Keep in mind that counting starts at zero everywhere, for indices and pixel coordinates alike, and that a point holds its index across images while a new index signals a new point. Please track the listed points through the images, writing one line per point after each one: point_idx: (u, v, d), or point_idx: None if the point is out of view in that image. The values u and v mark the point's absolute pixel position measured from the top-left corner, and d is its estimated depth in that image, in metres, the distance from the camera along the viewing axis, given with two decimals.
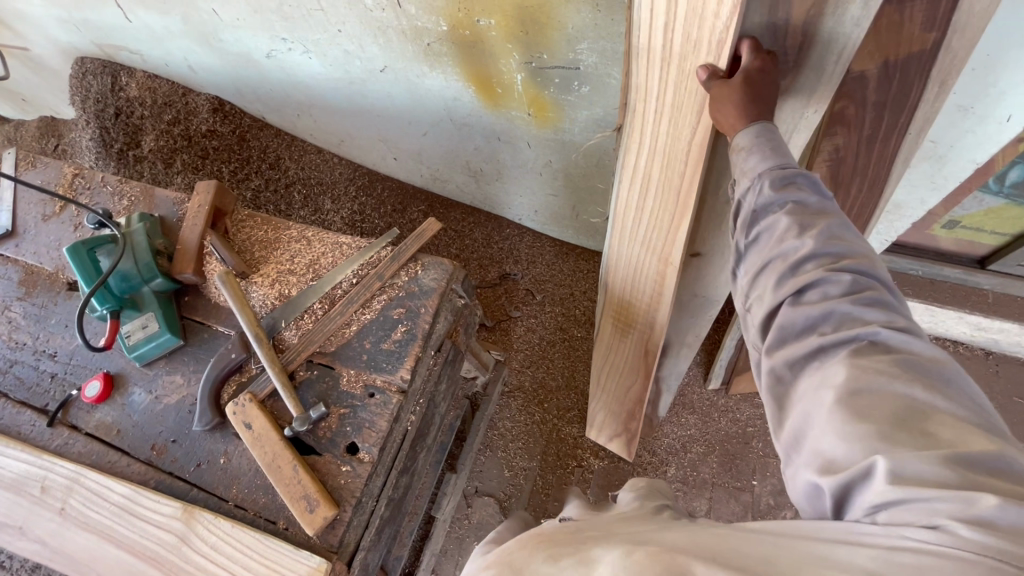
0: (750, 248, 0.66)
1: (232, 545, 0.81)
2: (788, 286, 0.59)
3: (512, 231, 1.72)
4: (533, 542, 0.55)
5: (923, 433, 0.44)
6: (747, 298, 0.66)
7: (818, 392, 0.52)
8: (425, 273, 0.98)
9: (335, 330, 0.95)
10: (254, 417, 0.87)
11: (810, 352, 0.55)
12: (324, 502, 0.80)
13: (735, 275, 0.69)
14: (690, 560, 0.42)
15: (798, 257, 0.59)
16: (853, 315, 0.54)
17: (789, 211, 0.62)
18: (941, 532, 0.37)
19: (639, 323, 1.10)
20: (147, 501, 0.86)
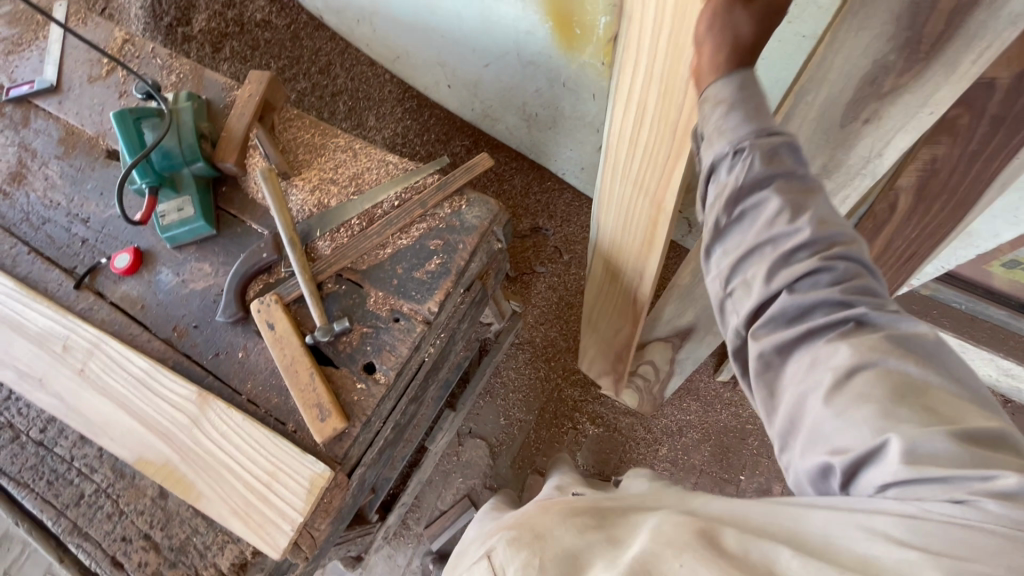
0: (729, 227, 0.59)
1: (240, 437, 0.82)
2: (784, 271, 0.54)
3: (552, 185, 1.67)
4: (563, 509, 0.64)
5: (924, 412, 0.45)
6: (726, 285, 0.60)
7: (815, 375, 0.51)
8: (468, 209, 0.95)
9: (369, 249, 0.93)
10: (279, 320, 0.87)
11: (800, 336, 0.53)
12: (336, 414, 0.81)
13: (709, 253, 0.62)
14: (721, 528, 0.49)
15: (790, 244, 0.54)
16: (845, 299, 0.52)
17: (777, 186, 0.55)
18: (967, 507, 0.39)
19: (629, 268, 1.04)
20: (164, 379, 0.87)
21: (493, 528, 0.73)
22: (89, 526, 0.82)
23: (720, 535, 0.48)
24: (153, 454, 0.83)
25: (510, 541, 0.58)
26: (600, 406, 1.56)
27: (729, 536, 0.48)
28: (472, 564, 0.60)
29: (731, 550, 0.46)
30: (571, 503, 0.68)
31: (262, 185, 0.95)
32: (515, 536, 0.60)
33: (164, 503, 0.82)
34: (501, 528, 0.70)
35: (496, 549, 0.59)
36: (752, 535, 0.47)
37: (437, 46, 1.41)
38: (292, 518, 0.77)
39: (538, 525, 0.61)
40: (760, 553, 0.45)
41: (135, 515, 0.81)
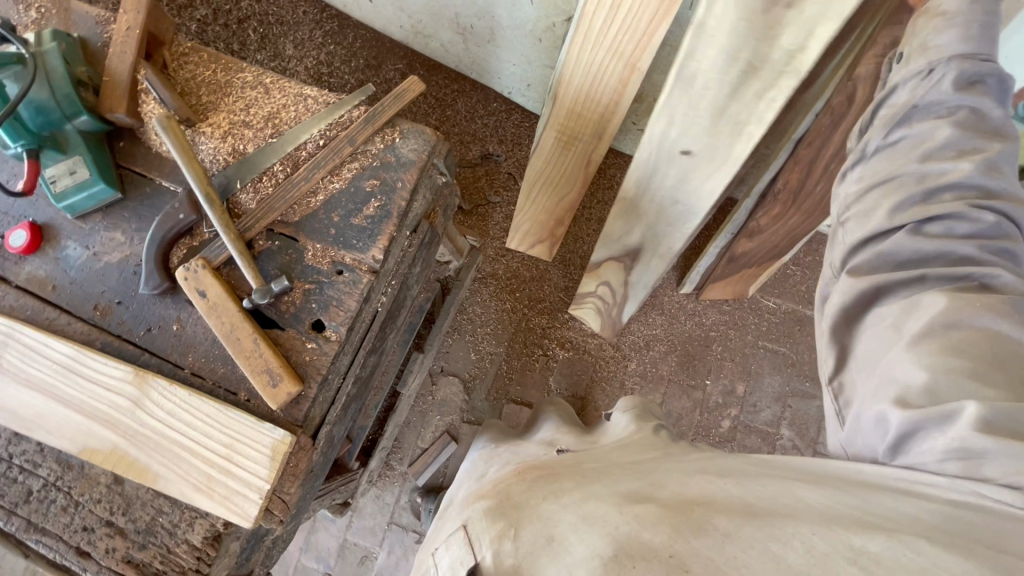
0: (879, 151, 0.67)
1: (189, 412, 0.77)
2: (928, 211, 0.59)
3: (498, 106, 1.55)
4: (535, 483, 0.64)
5: (1020, 376, 0.48)
6: (850, 209, 0.67)
7: (906, 317, 0.56)
8: (402, 141, 0.87)
9: (299, 198, 0.85)
10: (209, 286, 0.80)
11: (908, 276, 0.57)
12: (287, 378, 0.77)
13: (847, 177, 0.70)
14: (708, 514, 0.45)
15: (938, 181, 0.60)
16: (976, 231, 0.57)
17: (956, 118, 0.62)
18: (1022, 494, 0.40)
19: (587, 135, 1.05)
20: (94, 362, 0.80)
21: (470, 495, 0.75)
22: (45, 520, 0.78)
23: (709, 522, 0.44)
24: (97, 442, 0.78)
25: (485, 512, 0.61)
26: (569, 331, 1.56)
27: (718, 519, 0.44)
28: (449, 538, 0.62)
29: (723, 529, 0.43)
30: (546, 468, 0.70)
31: (162, 134, 0.83)
32: (493, 505, 0.62)
33: (122, 487, 0.78)
34: (478, 496, 0.70)
35: (473, 519, 0.61)
36: (750, 522, 0.43)
37: None
38: (259, 486, 0.74)
39: (510, 513, 0.58)
40: (755, 530, 0.42)
41: (92, 504, 0.78)
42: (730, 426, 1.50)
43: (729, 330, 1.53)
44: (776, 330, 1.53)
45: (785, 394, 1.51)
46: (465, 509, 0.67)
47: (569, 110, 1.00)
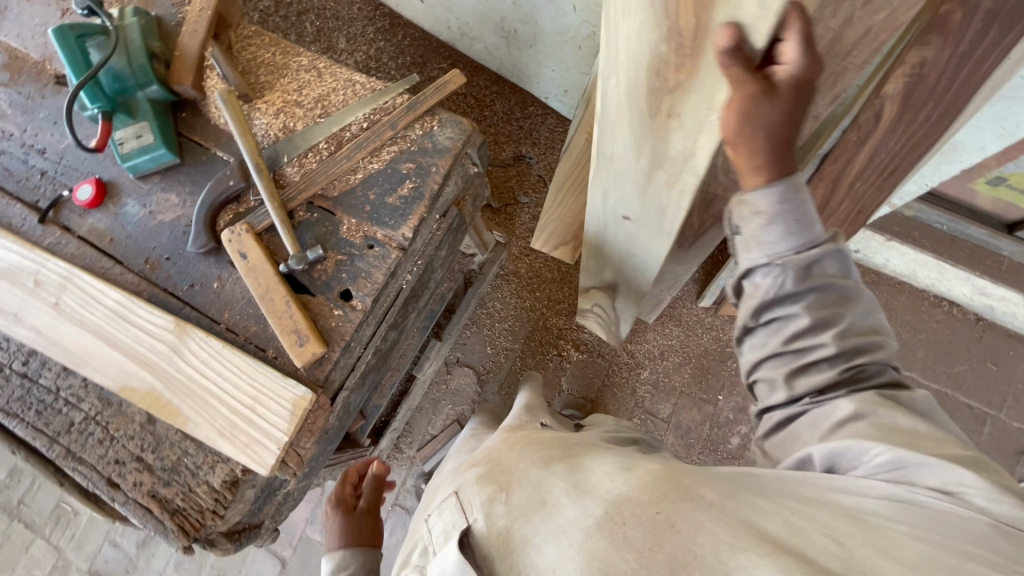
0: (759, 327, 0.71)
1: (221, 363, 0.83)
2: (807, 380, 0.66)
3: (534, 110, 1.60)
4: (525, 448, 0.64)
5: (909, 434, 0.54)
6: (752, 369, 0.73)
7: (812, 429, 0.63)
8: (440, 129, 0.92)
9: (340, 174, 0.91)
10: (250, 249, 0.86)
11: (802, 408, 0.66)
12: (313, 338, 0.82)
13: (740, 343, 0.75)
14: (692, 483, 0.47)
15: (815, 354, 0.65)
16: (856, 375, 0.65)
17: (809, 303, 0.65)
18: (956, 498, 0.45)
19: None
20: (140, 311, 0.86)
21: (462, 466, 0.76)
22: (81, 451, 0.84)
23: (692, 489, 0.45)
24: (135, 383, 0.84)
25: (476, 478, 0.60)
26: (585, 334, 1.58)
27: (701, 489, 0.46)
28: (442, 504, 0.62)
29: (700, 494, 0.45)
30: (540, 439, 0.69)
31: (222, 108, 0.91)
32: (485, 472, 0.61)
33: (154, 427, 0.84)
34: (470, 465, 0.71)
35: (465, 485, 0.61)
36: (731, 496, 0.45)
37: None
38: (277, 437, 0.79)
39: (499, 479, 0.57)
40: (740, 500, 0.45)
41: (126, 440, 0.84)
42: (739, 443, 1.50)
43: None
44: None
45: None
46: (460, 476, 0.67)
47: None
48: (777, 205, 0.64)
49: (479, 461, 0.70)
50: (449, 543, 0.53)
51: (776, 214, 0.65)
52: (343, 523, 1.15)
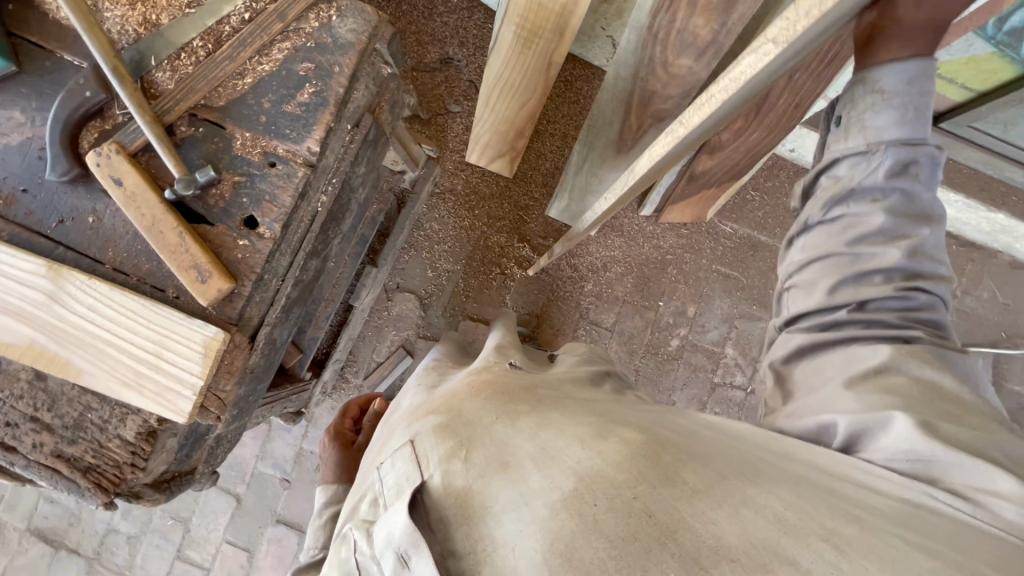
0: (819, 224, 0.70)
1: (112, 308, 0.73)
2: (850, 295, 0.66)
3: (460, 3, 1.43)
4: (481, 402, 0.61)
5: (947, 413, 0.55)
6: (794, 274, 0.73)
7: (843, 368, 0.63)
8: (340, 20, 0.79)
9: (224, 79, 0.77)
10: (125, 172, 0.73)
11: (833, 341, 0.66)
12: (218, 274, 0.73)
13: (793, 242, 0.75)
14: (682, 467, 0.45)
15: (870, 267, 0.65)
16: (904, 310, 0.65)
17: (889, 203, 0.65)
18: (980, 508, 0.46)
19: (547, 33, 0.99)
20: (2, 255, 0.73)
21: (421, 409, 0.73)
22: None
23: (679, 477, 0.44)
24: (12, 337, 0.73)
25: (435, 429, 0.59)
26: (527, 250, 1.55)
27: (688, 475, 0.44)
28: (396, 453, 0.61)
29: (683, 479, 0.44)
30: (500, 384, 0.67)
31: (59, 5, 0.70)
32: (444, 422, 0.60)
33: (48, 382, 0.75)
34: (429, 412, 0.67)
35: (421, 435, 0.60)
36: (715, 486, 0.43)
37: None
38: (192, 383, 0.73)
39: (454, 441, 0.55)
40: (737, 492, 0.43)
41: (14, 401, 0.75)
42: (679, 345, 1.56)
43: (685, 254, 1.55)
44: (730, 253, 1.55)
45: (732, 316, 1.56)
46: (415, 423, 0.66)
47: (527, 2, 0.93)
48: (902, 83, 0.63)
49: (434, 409, 0.67)
50: (401, 500, 0.53)
51: (894, 96, 0.63)
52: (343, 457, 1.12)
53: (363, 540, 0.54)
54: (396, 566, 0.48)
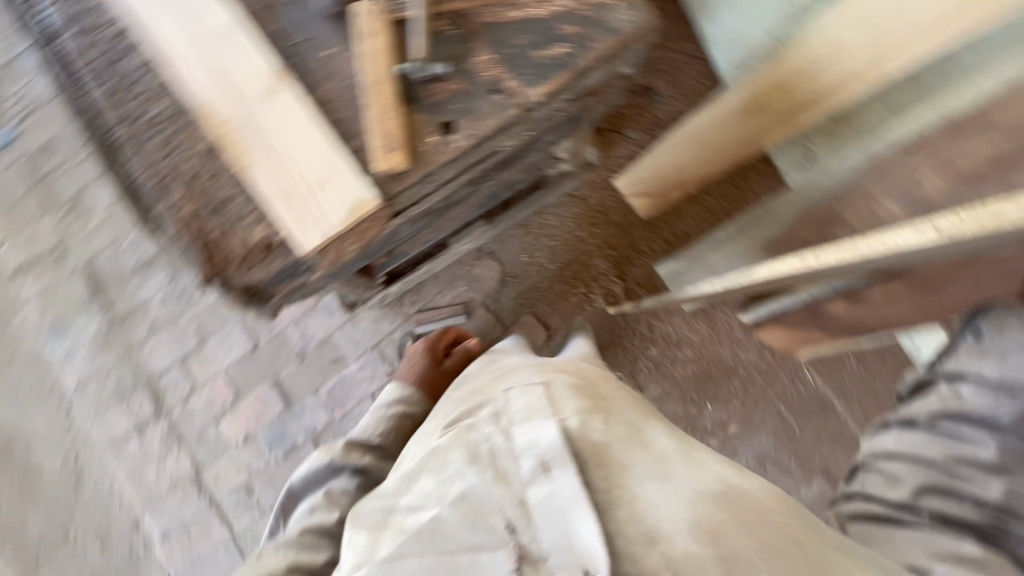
0: (925, 429, 0.88)
1: (306, 131, 0.80)
2: (946, 502, 0.81)
3: (691, 51, 1.48)
4: (624, 394, 0.83)
5: None
6: (882, 464, 0.90)
7: (923, 541, 0.78)
8: (619, 7, 0.82)
9: (498, 3, 0.83)
10: (382, 31, 0.80)
11: (919, 522, 0.81)
12: (402, 152, 0.79)
13: (890, 433, 0.92)
14: (806, 518, 0.65)
15: (970, 488, 0.81)
16: (990, 534, 0.78)
17: (1004, 443, 0.82)
18: None
19: (773, 112, 1.16)
20: (249, 40, 0.81)
21: (539, 361, 0.90)
22: (142, 146, 0.82)
23: (807, 526, 0.63)
24: (216, 107, 0.81)
25: (570, 385, 0.79)
26: (618, 288, 1.56)
27: (807, 525, 0.63)
28: (528, 386, 0.77)
29: (808, 527, 0.63)
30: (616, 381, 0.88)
31: None
32: (577, 386, 0.79)
33: (218, 158, 0.82)
34: (549, 368, 0.86)
35: (554, 384, 0.78)
36: (823, 540, 0.62)
37: None
38: (329, 226, 0.78)
39: (591, 407, 0.74)
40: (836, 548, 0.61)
41: (184, 157, 0.82)
42: None
43: (756, 376, 1.52)
44: (798, 402, 1.50)
45: (767, 458, 1.50)
46: (542, 371, 0.83)
47: (780, 79, 1.11)
48: None
49: (555, 371, 0.84)
50: (548, 425, 0.69)
51: None
52: (428, 367, 1.15)
53: (497, 435, 0.69)
54: (536, 467, 0.63)
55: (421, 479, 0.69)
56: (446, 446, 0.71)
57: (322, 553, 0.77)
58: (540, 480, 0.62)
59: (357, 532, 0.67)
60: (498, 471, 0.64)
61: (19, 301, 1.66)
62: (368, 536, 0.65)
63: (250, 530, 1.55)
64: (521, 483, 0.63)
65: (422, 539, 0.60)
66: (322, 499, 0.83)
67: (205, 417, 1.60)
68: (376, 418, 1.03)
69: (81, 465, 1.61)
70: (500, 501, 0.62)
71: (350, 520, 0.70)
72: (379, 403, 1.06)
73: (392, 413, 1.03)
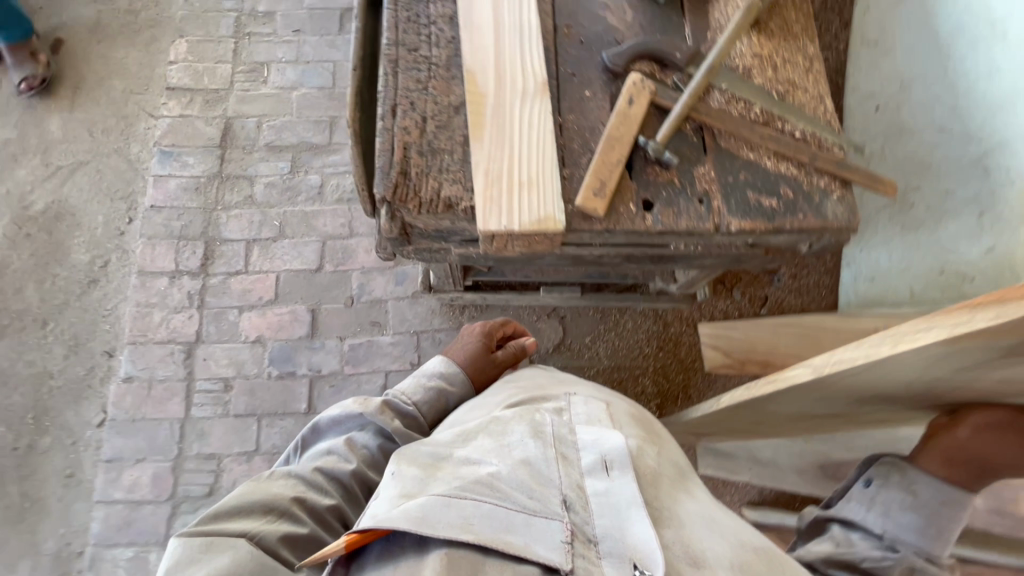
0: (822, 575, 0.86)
1: (538, 138, 0.87)
2: None
3: (823, 262, 1.58)
4: (672, 438, 0.95)
5: None
6: None
7: None
8: (835, 200, 0.90)
9: (740, 138, 0.92)
10: (640, 105, 0.90)
11: None
12: (605, 201, 0.84)
13: None
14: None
15: None
16: None
17: None
18: None
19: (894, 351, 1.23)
20: (535, 48, 0.91)
21: (605, 390, 1.01)
22: (401, 70, 0.90)
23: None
24: (480, 78, 0.89)
25: (625, 415, 0.90)
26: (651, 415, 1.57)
27: None
28: (590, 400, 0.90)
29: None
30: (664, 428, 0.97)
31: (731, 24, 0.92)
32: (631, 416, 0.91)
33: (454, 115, 0.89)
34: (611, 395, 0.98)
35: (613, 410, 0.90)
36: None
37: (917, 67, 1.26)
38: (513, 220, 0.83)
39: (643, 434, 0.85)
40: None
41: (427, 98, 0.89)
42: None
43: None
44: None
45: None
46: (603, 392, 0.96)
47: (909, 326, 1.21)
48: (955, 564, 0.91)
49: (628, 409, 0.94)
50: (606, 433, 0.79)
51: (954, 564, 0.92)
52: (477, 354, 1.06)
53: (561, 427, 0.81)
54: (597, 463, 0.74)
55: (480, 438, 0.78)
56: (511, 418, 0.82)
57: (328, 498, 0.80)
58: (596, 476, 0.73)
59: (407, 466, 0.73)
60: (561, 453, 0.76)
61: (157, 112, 1.75)
62: (420, 471, 0.72)
63: (201, 424, 1.49)
64: (582, 471, 0.74)
65: (483, 487, 0.68)
66: (341, 447, 0.85)
67: (233, 300, 1.58)
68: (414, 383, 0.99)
69: (102, 273, 1.61)
70: (558, 477, 0.72)
71: (396, 455, 0.75)
72: (423, 370, 1.01)
73: (430, 388, 0.98)
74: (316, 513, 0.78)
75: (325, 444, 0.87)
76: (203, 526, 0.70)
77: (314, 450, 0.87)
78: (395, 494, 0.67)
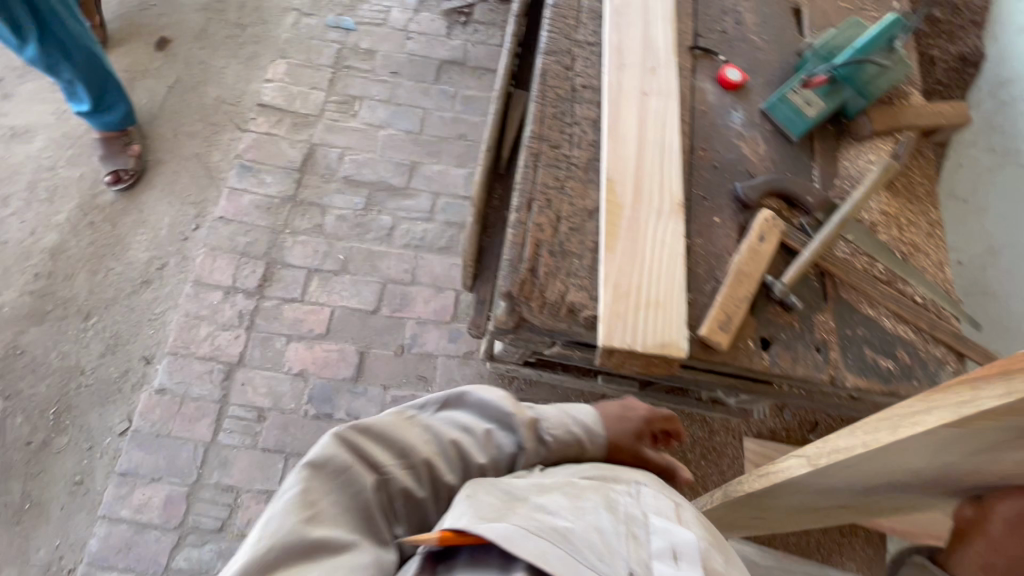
0: None
1: (668, 258, 0.87)
2: None
3: None
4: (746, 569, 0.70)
5: None
6: None
7: None
8: (951, 373, 0.88)
9: (862, 292, 0.91)
10: (770, 242, 0.90)
11: None
12: (728, 335, 0.83)
13: None
14: None
15: None
16: None
17: None
18: None
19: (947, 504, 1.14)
20: (674, 167, 0.92)
21: None
22: (541, 165, 0.91)
23: None
24: (618, 188, 0.90)
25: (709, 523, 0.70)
26: None
27: None
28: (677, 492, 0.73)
29: None
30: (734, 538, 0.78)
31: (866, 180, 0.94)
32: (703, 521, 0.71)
33: (587, 220, 0.89)
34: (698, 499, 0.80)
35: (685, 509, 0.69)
36: None
37: (1012, 237, 1.28)
38: (635, 338, 0.81)
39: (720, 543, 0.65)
40: None
41: (563, 197, 0.90)
42: None
43: None
44: None
45: None
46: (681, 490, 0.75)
47: None
48: None
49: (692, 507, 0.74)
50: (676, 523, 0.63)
51: None
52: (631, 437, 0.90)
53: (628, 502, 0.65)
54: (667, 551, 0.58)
55: (557, 492, 0.65)
56: (586, 486, 0.67)
57: (452, 476, 0.71)
58: (664, 564, 0.57)
59: (483, 493, 0.63)
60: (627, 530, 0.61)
61: (245, 125, 1.77)
62: (498, 502, 0.62)
63: (226, 452, 1.42)
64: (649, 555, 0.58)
65: (555, 533, 0.57)
66: (480, 435, 0.74)
67: (283, 327, 1.55)
68: (558, 415, 0.83)
69: (158, 275, 1.58)
70: (627, 553, 0.58)
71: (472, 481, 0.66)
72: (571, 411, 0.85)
73: (571, 434, 0.81)
74: (437, 484, 0.70)
75: (465, 420, 0.75)
76: (353, 438, 0.65)
77: (453, 418, 0.74)
78: (472, 514, 0.59)
